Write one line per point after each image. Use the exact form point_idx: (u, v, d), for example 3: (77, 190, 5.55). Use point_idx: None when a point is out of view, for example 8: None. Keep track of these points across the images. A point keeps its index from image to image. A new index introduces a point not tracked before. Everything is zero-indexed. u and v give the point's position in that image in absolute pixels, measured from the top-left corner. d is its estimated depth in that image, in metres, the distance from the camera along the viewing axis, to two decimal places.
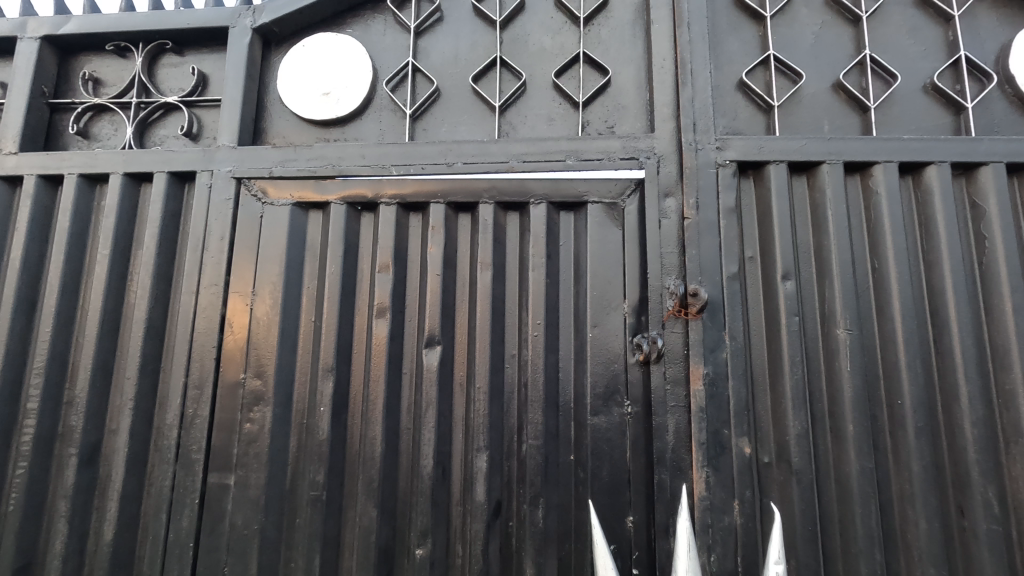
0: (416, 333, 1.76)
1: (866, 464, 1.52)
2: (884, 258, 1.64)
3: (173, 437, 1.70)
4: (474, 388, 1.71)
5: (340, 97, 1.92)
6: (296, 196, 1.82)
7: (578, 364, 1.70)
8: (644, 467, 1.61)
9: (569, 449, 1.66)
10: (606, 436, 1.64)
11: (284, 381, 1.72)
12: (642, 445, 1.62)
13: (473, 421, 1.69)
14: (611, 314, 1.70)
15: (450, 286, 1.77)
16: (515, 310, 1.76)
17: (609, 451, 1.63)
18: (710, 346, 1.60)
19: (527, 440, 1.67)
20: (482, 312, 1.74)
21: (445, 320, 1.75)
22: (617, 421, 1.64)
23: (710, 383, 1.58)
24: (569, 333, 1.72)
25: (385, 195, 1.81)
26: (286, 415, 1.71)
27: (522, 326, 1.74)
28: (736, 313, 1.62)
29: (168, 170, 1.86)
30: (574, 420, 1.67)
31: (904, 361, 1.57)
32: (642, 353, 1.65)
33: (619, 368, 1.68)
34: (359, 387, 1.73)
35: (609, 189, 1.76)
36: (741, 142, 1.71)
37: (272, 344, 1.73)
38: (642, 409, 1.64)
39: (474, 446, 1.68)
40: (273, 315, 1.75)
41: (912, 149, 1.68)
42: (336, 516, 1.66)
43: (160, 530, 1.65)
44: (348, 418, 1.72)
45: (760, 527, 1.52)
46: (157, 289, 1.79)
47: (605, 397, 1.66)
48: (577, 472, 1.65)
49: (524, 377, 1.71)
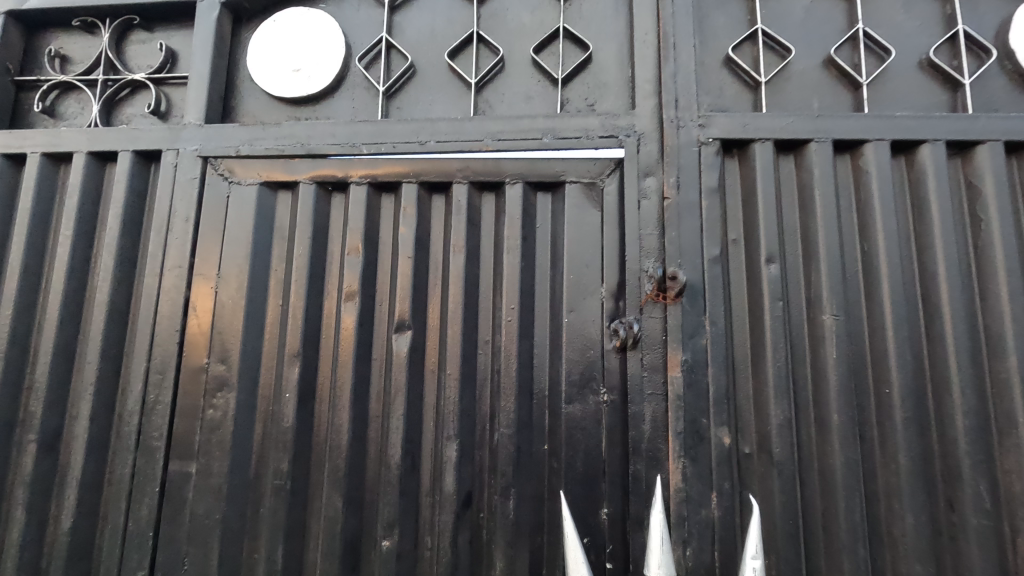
0: (387, 318, 1.70)
1: (852, 455, 1.45)
2: (873, 241, 1.57)
3: (134, 424, 1.65)
4: (445, 374, 1.65)
5: (311, 74, 1.86)
6: (264, 176, 1.76)
7: (553, 349, 1.64)
8: (620, 458, 1.54)
9: (542, 438, 1.60)
10: (581, 425, 1.57)
11: (249, 366, 1.67)
12: (618, 434, 1.55)
13: (443, 409, 1.63)
14: (588, 298, 1.64)
15: (421, 269, 1.71)
16: (488, 294, 1.69)
17: (583, 441, 1.57)
18: (688, 332, 1.53)
19: (499, 428, 1.61)
20: (455, 295, 1.68)
21: (415, 305, 1.69)
22: (592, 409, 1.58)
23: (688, 370, 1.51)
24: (545, 319, 1.66)
25: (355, 175, 1.75)
26: (250, 401, 1.65)
27: (496, 311, 1.68)
28: (718, 298, 1.54)
29: (134, 149, 1.80)
30: (549, 408, 1.61)
31: (893, 347, 1.50)
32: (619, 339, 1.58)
33: (595, 354, 1.61)
34: (328, 373, 1.68)
35: (588, 168, 1.69)
36: (725, 120, 1.63)
37: (238, 328, 1.68)
38: (618, 398, 1.57)
39: (444, 434, 1.62)
40: (239, 298, 1.69)
41: (905, 127, 1.60)
42: (301, 506, 1.60)
43: (120, 519, 1.60)
44: (315, 405, 1.66)
45: (739, 521, 1.45)
46: (120, 271, 1.74)
47: (581, 385, 1.60)
48: (550, 462, 1.59)
49: (498, 364, 1.64)
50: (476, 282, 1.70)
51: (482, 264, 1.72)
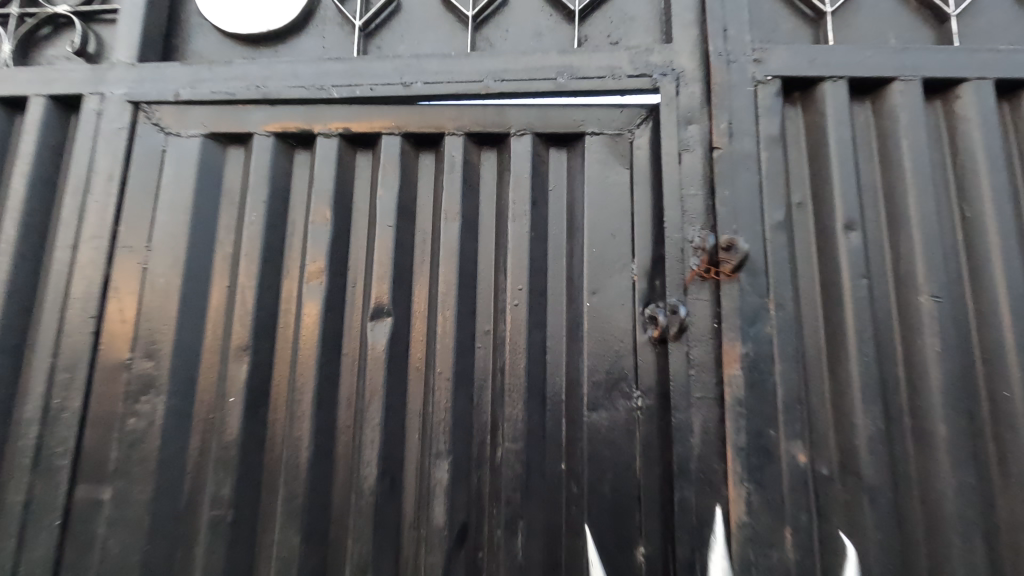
0: (362, 301, 1.36)
1: (964, 479, 1.11)
2: (978, 204, 1.23)
3: (32, 438, 1.28)
4: (435, 374, 1.30)
5: (272, 7, 1.52)
6: (210, 127, 1.42)
7: (571, 343, 1.30)
8: (661, 483, 1.20)
9: (558, 455, 1.26)
10: (609, 439, 1.23)
11: (184, 364, 1.31)
12: (655, 452, 1.21)
13: (432, 418, 1.28)
14: (615, 277, 1.30)
15: (405, 241, 1.37)
16: (489, 273, 1.35)
17: (611, 459, 1.22)
18: (748, 318, 1.17)
19: (502, 443, 1.26)
20: (447, 273, 1.34)
21: (396, 286, 1.34)
22: (622, 418, 1.23)
23: (750, 368, 1.15)
24: (561, 304, 1.32)
25: (323, 126, 1.41)
26: (184, 408, 1.29)
27: (499, 295, 1.34)
28: (784, 274, 1.20)
29: (49, 94, 1.46)
30: (567, 416, 1.27)
31: (1012, 338, 1.16)
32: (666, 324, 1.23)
33: (625, 348, 1.26)
34: (285, 373, 1.32)
35: (613, 117, 1.37)
36: (787, 53, 1.30)
37: (170, 315, 1.32)
38: (656, 404, 1.23)
39: (432, 450, 1.27)
40: (173, 278, 1.34)
41: (1012, 63, 1.28)
42: (247, 544, 1.24)
43: (8, 562, 1.23)
44: (268, 413, 1.31)
45: (821, 566, 1.10)
46: (25, 244, 1.38)
47: (607, 387, 1.25)
48: (570, 486, 1.24)
49: (502, 361, 1.30)
50: (474, 258, 1.36)
51: (482, 236, 1.38)
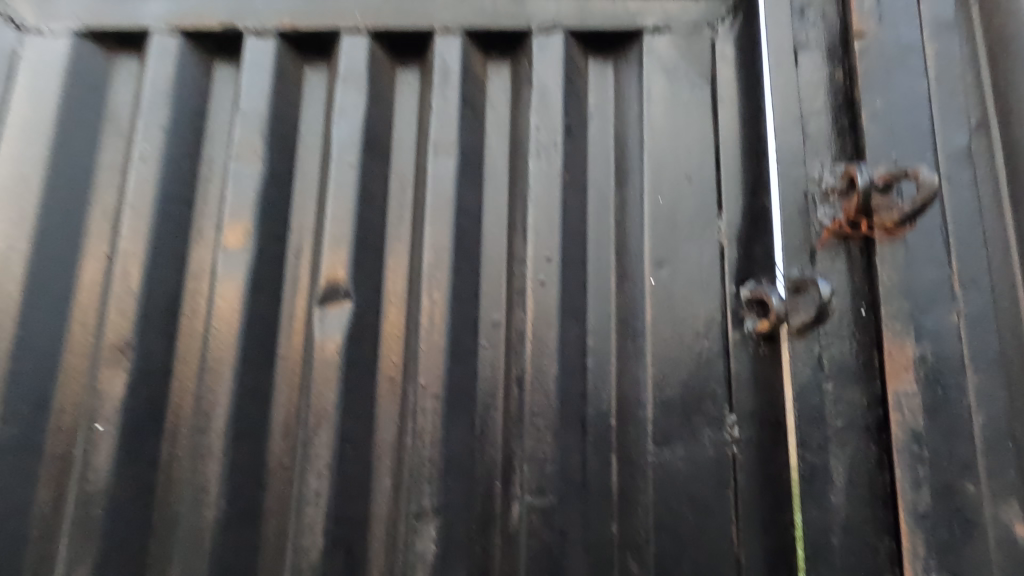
0: (309, 277, 0.91)
1: None
2: None
3: None
4: (418, 387, 0.85)
5: None
6: (86, 19, 0.96)
7: (628, 340, 0.86)
8: (770, 562, 0.77)
9: (608, 516, 0.81)
10: (690, 493, 0.79)
11: (30, 372, 0.85)
12: (760, 514, 0.78)
13: (413, 456, 0.83)
14: (696, 241, 0.86)
15: (377, 188, 0.93)
16: (504, 237, 0.91)
17: (693, 524, 0.78)
18: (924, 300, 0.72)
19: (522, 497, 0.81)
20: (438, 234, 0.89)
21: (362, 254, 0.89)
22: (710, 460, 0.79)
23: (930, 379, 0.71)
24: (608, 283, 0.88)
25: (255, 20, 0.96)
26: (28, 439, 0.84)
27: (516, 267, 0.89)
28: (974, 233, 0.75)
29: None
30: (621, 455, 0.83)
31: None
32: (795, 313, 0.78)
33: (714, 351, 0.82)
34: (187, 386, 0.87)
35: (684, 7, 0.93)
36: None
37: (12, 296, 0.87)
38: (761, 439, 0.79)
39: (411, 506, 0.81)
40: (19, 241, 0.88)
41: None
42: None
43: None
44: (157, 450, 0.85)
45: None
46: None
47: (685, 409, 0.81)
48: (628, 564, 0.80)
49: (523, 367, 0.85)
50: (479, 214, 0.92)
51: (491, 183, 0.93)
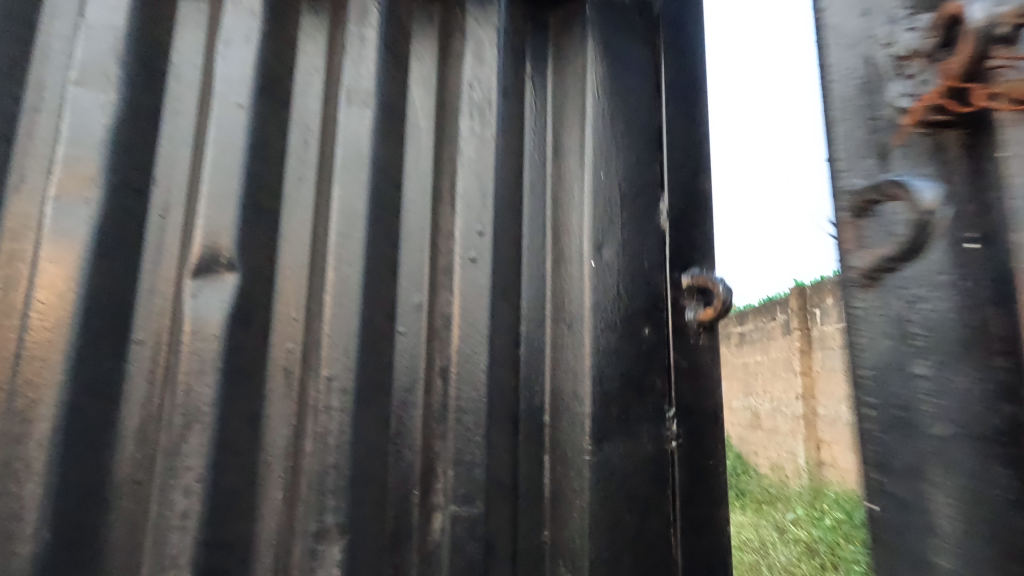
0: (184, 244, 0.69)
1: None
2: None
3: None
4: (322, 383, 0.70)
5: None
6: None
7: (563, 331, 0.79)
8: (701, 567, 0.74)
9: (538, 519, 0.75)
10: (632, 497, 0.74)
11: None
12: (687, 512, 0.74)
13: (305, 463, 0.68)
14: (638, 233, 0.81)
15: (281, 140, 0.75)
16: (428, 207, 0.79)
17: (633, 530, 0.73)
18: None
19: (443, 507, 0.71)
20: (352, 202, 0.75)
21: (254, 218, 0.71)
22: (648, 456, 0.75)
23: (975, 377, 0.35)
24: (541, 264, 0.81)
25: None
26: None
27: (442, 244, 0.78)
28: None
29: None
30: (557, 454, 0.76)
31: None
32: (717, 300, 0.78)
33: (658, 348, 0.78)
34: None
35: None
36: None
37: None
38: (695, 439, 0.77)
39: (311, 524, 0.67)
40: None
41: None
42: None
43: None
44: None
45: None
46: None
47: (624, 402, 0.76)
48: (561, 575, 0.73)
49: (448, 361, 0.74)
50: (399, 181, 0.78)
51: (415, 144, 0.80)
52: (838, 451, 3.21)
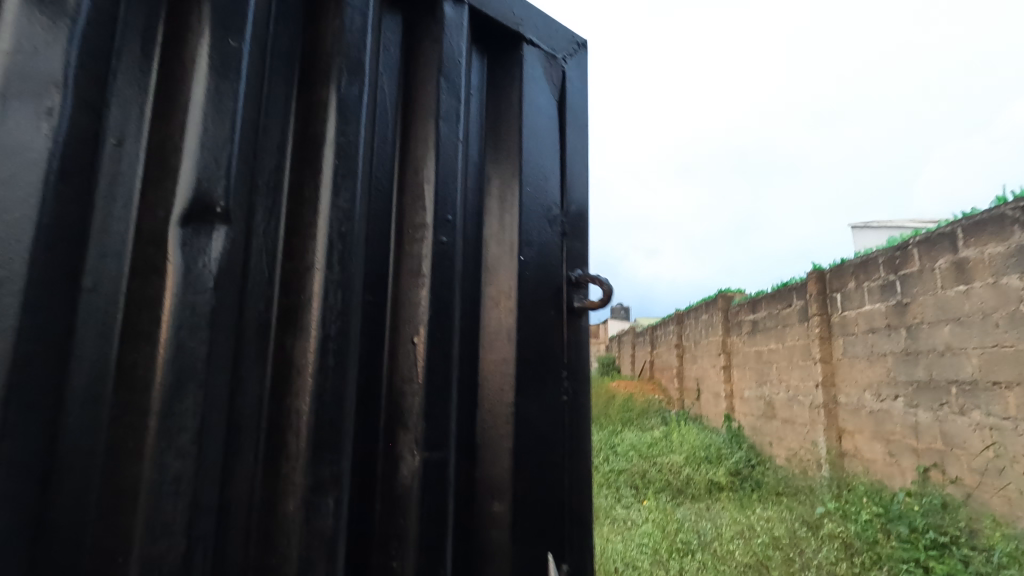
0: (183, 134, 0.45)
1: None
2: None
3: None
4: (311, 346, 0.49)
5: None
6: None
7: (491, 293, 0.70)
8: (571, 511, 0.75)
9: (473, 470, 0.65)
10: (537, 449, 0.70)
11: None
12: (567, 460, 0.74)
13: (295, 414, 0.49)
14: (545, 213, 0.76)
15: (279, 36, 0.54)
16: (398, 133, 0.63)
17: (540, 463, 0.71)
18: None
19: (412, 461, 0.56)
20: (337, 111, 0.54)
21: (258, 125, 0.51)
22: (549, 403, 0.73)
23: None
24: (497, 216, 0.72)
25: None
26: None
27: (424, 176, 0.61)
28: None
29: None
30: (486, 402, 0.67)
31: None
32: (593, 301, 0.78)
33: (553, 314, 0.75)
34: None
35: None
36: None
37: None
38: (575, 394, 0.78)
39: (304, 477, 0.48)
40: None
41: None
42: None
43: None
44: None
45: None
46: None
47: (539, 349, 0.72)
48: (496, 527, 0.65)
49: (423, 314, 0.59)
50: (379, 96, 0.61)
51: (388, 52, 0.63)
52: (862, 441, 3.12)
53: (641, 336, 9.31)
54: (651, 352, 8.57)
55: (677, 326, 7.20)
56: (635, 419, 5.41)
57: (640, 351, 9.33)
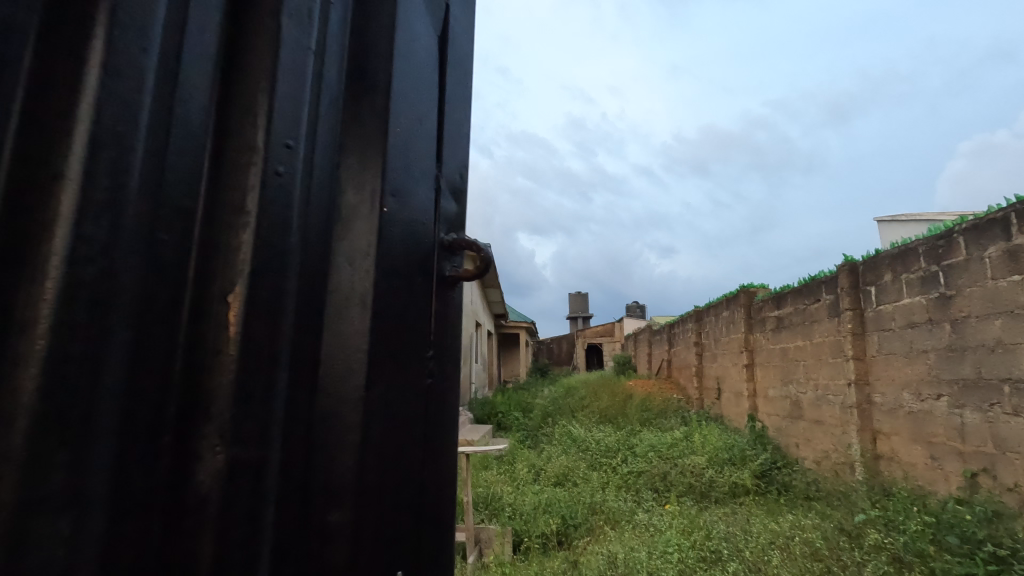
0: None
1: None
2: None
3: None
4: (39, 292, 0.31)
5: None
6: None
7: (343, 253, 0.50)
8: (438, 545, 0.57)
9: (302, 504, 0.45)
10: (399, 451, 0.51)
11: None
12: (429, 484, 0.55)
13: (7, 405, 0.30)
14: (406, 155, 0.56)
15: None
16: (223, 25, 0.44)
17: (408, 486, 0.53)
18: None
19: (214, 460, 0.40)
20: None
21: None
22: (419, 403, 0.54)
23: None
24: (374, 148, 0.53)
25: None
26: None
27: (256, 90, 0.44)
28: None
29: None
30: (326, 395, 0.47)
31: None
32: (467, 271, 0.62)
33: (426, 290, 0.55)
34: None
35: None
36: None
37: None
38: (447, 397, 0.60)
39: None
40: None
41: None
42: None
43: None
44: None
45: None
46: None
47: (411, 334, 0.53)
48: (334, 544, 0.46)
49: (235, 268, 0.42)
50: None
51: None
52: (899, 443, 2.93)
53: (659, 335, 9.13)
54: (669, 350, 8.39)
55: (696, 323, 7.01)
56: (654, 419, 5.24)
57: (658, 349, 9.15)
